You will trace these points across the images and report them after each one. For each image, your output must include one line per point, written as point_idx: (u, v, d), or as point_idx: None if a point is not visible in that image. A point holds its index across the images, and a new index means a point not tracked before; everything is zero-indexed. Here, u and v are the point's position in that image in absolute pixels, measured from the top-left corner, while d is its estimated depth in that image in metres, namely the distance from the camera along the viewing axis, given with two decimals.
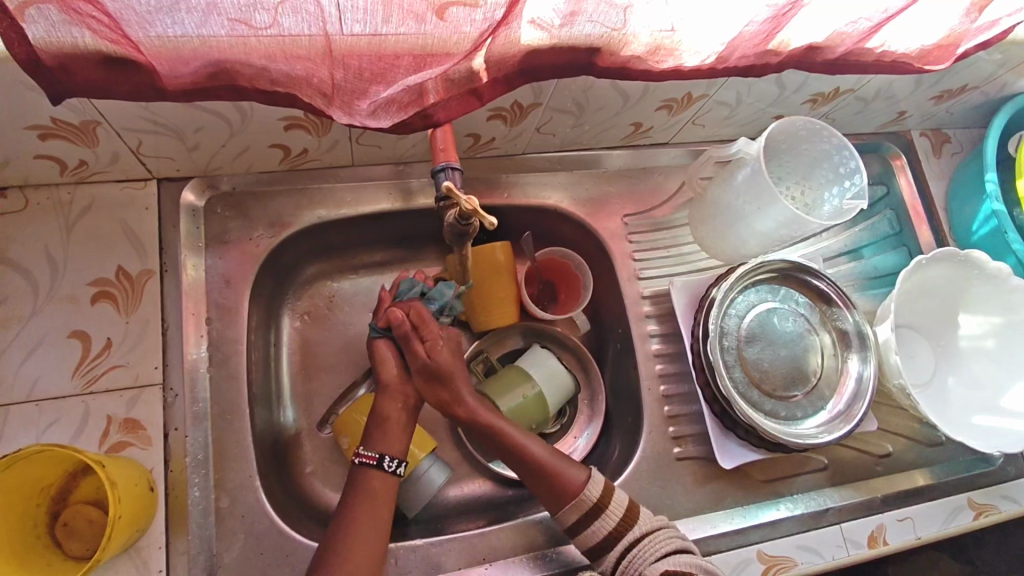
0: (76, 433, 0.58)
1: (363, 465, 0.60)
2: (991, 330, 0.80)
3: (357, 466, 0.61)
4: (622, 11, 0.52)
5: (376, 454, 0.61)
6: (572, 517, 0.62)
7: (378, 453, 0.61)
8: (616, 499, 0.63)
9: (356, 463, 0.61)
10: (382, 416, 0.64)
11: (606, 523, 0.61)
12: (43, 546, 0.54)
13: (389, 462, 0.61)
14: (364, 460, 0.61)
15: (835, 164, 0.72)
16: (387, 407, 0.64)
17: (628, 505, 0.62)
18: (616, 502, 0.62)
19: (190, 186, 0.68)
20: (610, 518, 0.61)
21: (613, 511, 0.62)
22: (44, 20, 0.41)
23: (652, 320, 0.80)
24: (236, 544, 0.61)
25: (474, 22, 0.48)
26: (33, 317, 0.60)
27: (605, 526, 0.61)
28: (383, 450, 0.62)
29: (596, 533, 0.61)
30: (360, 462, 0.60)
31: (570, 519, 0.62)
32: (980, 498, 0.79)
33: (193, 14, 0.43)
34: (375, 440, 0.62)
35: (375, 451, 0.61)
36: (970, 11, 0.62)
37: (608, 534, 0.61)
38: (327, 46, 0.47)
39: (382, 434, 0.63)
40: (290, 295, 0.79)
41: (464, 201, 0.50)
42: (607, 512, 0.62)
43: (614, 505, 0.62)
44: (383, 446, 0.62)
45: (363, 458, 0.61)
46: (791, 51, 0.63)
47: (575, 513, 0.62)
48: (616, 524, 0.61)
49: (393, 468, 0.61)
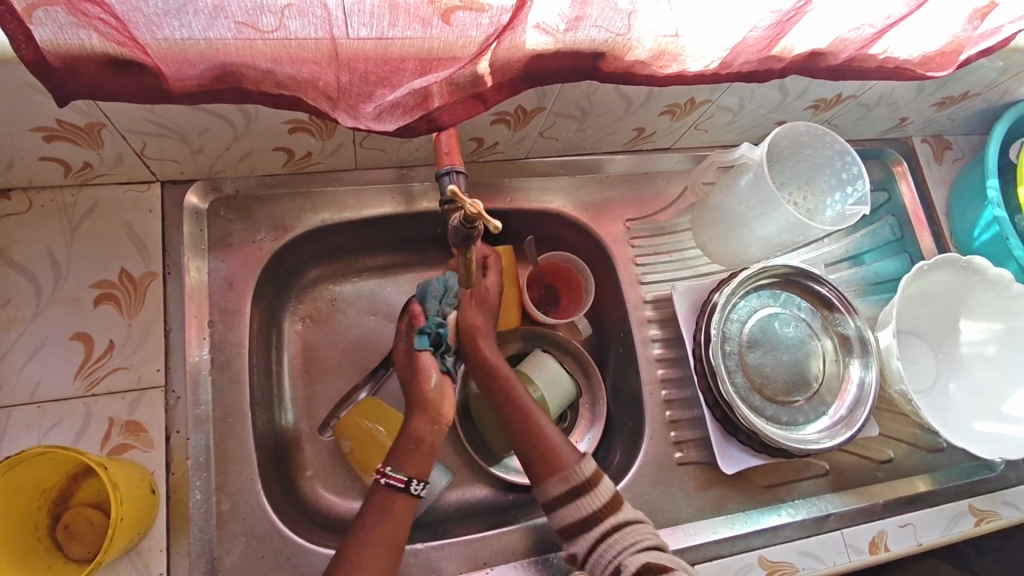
0: (78, 434, 0.58)
1: (390, 486, 0.60)
2: (991, 336, 0.80)
3: (383, 485, 0.60)
4: (627, 15, 0.52)
5: (404, 477, 0.60)
6: (557, 490, 0.63)
7: (406, 475, 0.61)
8: (604, 482, 0.63)
9: (382, 483, 0.60)
10: (415, 434, 0.63)
11: (590, 503, 0.62)
12: (45, 548, 0.53)
13: (416, 484, 0.61)
14: (391, 482, 0.60)
15: (837, 170, 0.73)
16: (422, 427, 0.64)
17: (613, 491, 0.63)
18: (604, 485, 0.63)
19: (193, 188, 0.68)
20: (596, 497, 0.62)
21: (601, 491, 0.62)
22: (52, 22, 0.41)
23: (654, 324, 0.80)
24: (237, 547, 0.61)
25: (480, 26, 0.48)
26: (35, 319, 0.60)
27: (588, 505, 0.62)
28: (413, 473, 0.61)
29: (578, 511, 0.62)
30: (389, 483, 0.60)
31: (554, 491, 0.64)
32: (982, 504, 0.79)
33: (200, 17, 0.43)
34: (401, 461, 0.62)
35: (403, 474, 0.61)
36: (972, 18, 0.63)
37: (589, 512, 0.62)
38: (333, 49, 0.48)
39: (411, 456, 0.62)
40: (292, 298, 0.79)
41: (468, 205, 0.49)
42: (594, 491, 0.62)
43: (601, 488, 0.63)
44: (412, 468, 0.61)
45: (390, 479, 0.60)
46: (795, 57, 0.63)
47: (562, 487, 0.63)
48: (602, 504, 0.62)
49: (418, 492, 0.61)
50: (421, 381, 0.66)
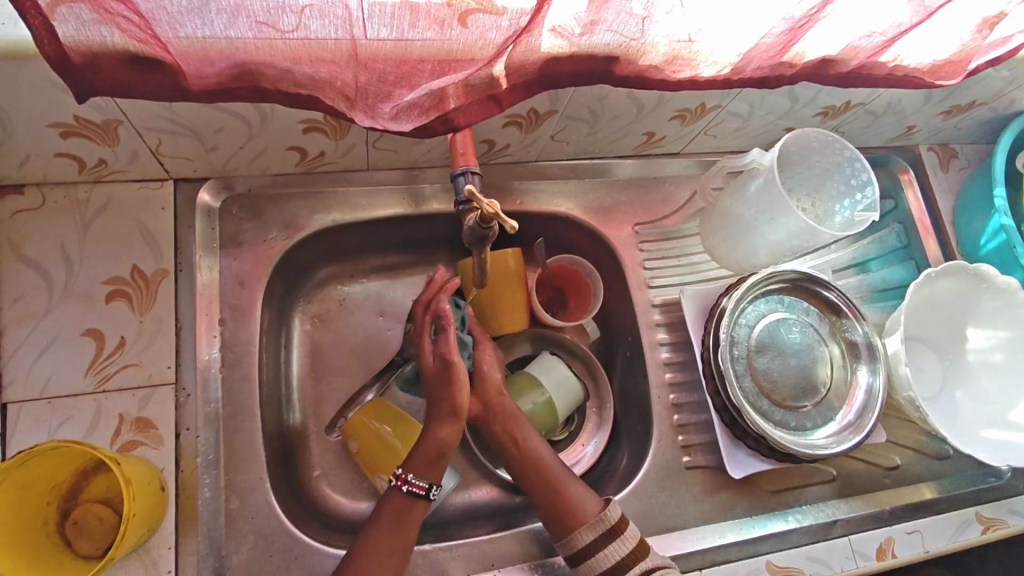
0: (88, 431, 0.58)
1: (410, 493, 0.60)
2: (998, 344, 0.80)
3: (404, 491, 0.60)
4: (642, 20, 0.53)
5: (425, 484, 0.61)
6: (587, 538, 0.61)
7: (427, 482, 0.61)
8: (632, 528, 0.62)
9: (403, 489, 0.61)
10: (441, 441, 0.63)
11: (620, 549, 0.60)
12: (53, 545, 0.53)
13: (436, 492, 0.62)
14: (412, 488, 0.61)
15: (847, 176, 0.73)
16: (447, 432, 0.63)
17: (640, 538, 0.62)
18: (632, 532, 0.62)
19: (206, 186, 0.68)
20: (624, 543, 0.61)
21: (629, 537, 0.61)
22: (75, 19, 0.41)
23: (662, 328, 0.80)
24: (245, 546, 0.61)
25: (499, 29, 0.48)
26: (47, 315, 0.60)
27: (618, 551, 0.60)
28: (433, 480, 0.62)
29: (608, 558, 0.60)
30: (410, 490, 0.60)
31: (583, 540, 0.62)
32: (989, 512, 0.79)
33: (221, 16, 0.43)
34: (418, 464, 0.62)
35: (424, 481, 0.61)
36: (981, 27, 0.64)
37: (620, 560, 0.60)
38: (352, 50, 0.48)
39: (432, 463, 0.62)
40: (301, 298, 0.79)
41: (485, 205, 0.50)
42: (624, 536, 0.61)
43: (629, 533, 0.62)
44: (432, 476, 0.62)
45: (411, 486, 0.61)
46: (806, 64, 0.64)
47: (591, 534, 0.62)
48: (632, 550, 0.60)
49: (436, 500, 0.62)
50: (452, 389, 0.63)
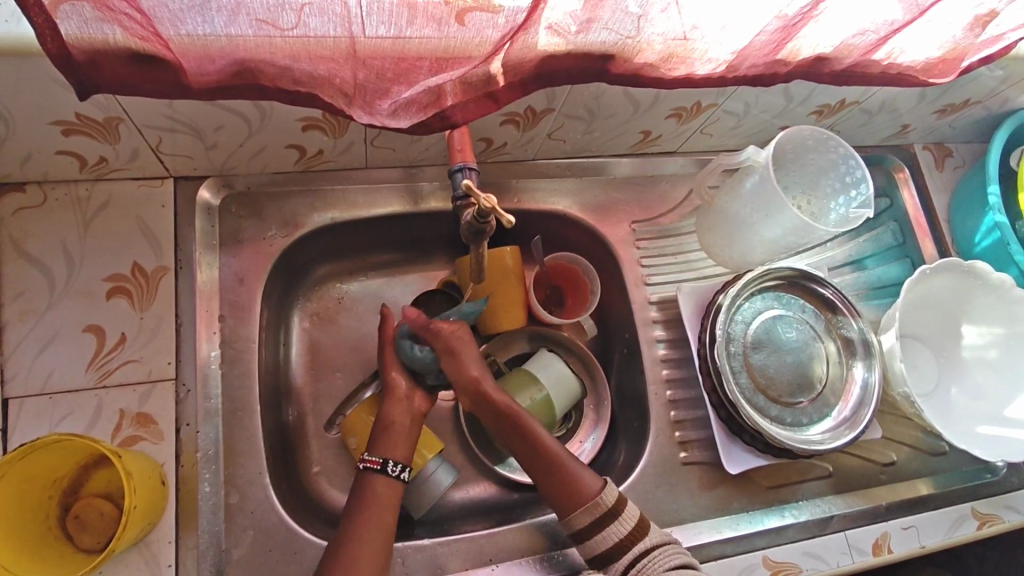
0: (89, 426, 0.58)
1: (369, 470, 0.62)
2: (993, 341, 0.81)
3: (363, 470, 0.62)
4: (637, 18, 0.53)
5: (379, 458, 0.62)
6: (584, 521, 0.62)
7: (382, 457, 0.63)
8: (629, 508, 0.62)
9: (361, 467, 0.62)
10: (389, 419, 0.66)
11: (617, 530, 0.61)
12: (54, 538, 0.54)
13: (393, 467, 0.62)
14: (369, 465, 0.62)
15: (841, 173, 0.74)
16: (394, 411, 0.66)
17: (639, 516, 0.62)
18: (629, 512, 0.62)
19: (206, 184, 0.69)
20: (623, 523, 0.61)
21: (627, 517, 0.61)
22: (78, 16, 0.42)
23: (659, 326, 0.81)
24: (244, 540, 0.61)
25: (496, 27, 0.49)
26: (48, 311, 0.60)
27: (616, 533, 0.61)
28: (389, 455, 0.63)
29: (606, 539, 0.61)
30: (365, 466, 0.62)
31: (582, 522, 0.62)
32: (984, 507, 0.80)
33: (222, 13, 0.44)
34: (386, 444, 0.64)
35: (379, 456, 0.63)
36: (973, 25, 0.64)
37: (618, 540, 0.60)
38: (351, 47, 0.49)
39: (388, 440, 0.64)
40: (301, 296, 0.79)
41: (482, 199, 0.51)
42: (621, 517, 0.61)
43: (627, 514, 0.62)
44: (388, 451, 0.63)
45: (368, 463, 0.62)
46: (800, 61, 0.64)
47: (589, 516, 0.62)
48: (630, 531, 0.61)
49: (397, 473, 0.62)
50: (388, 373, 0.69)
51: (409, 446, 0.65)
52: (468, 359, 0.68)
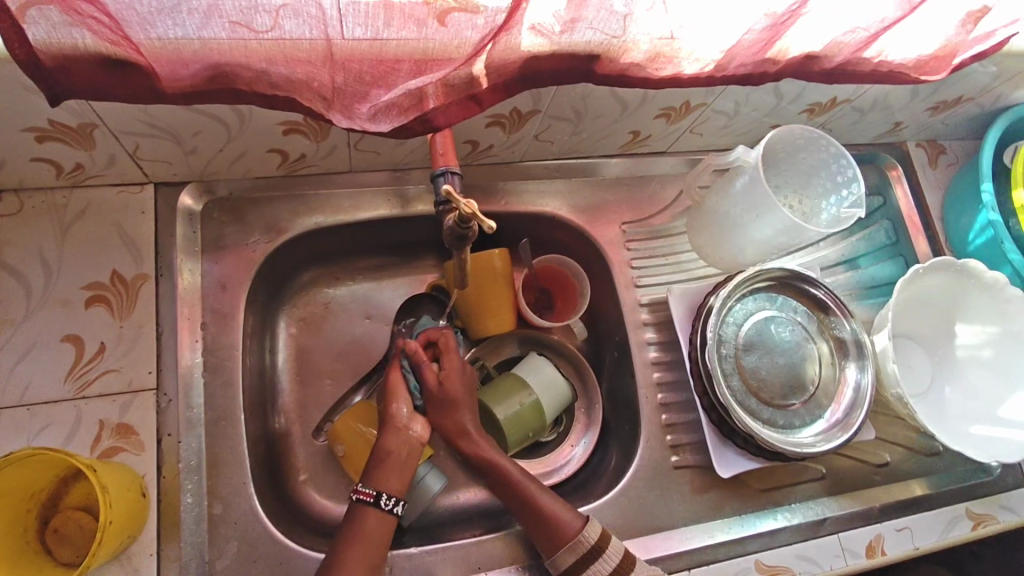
0: (67, 439, 0.57)
1: (359, 503, 0.60)
2: (988, 340, 0.80)
3: (354, 501, 0.60)
4: (622, 18, 0.52)
5: (373, 491, 0.60)
6: (568, 560, 0.61)
7: (375, 490, 0.60)
8: (613, 545, 0.62)
9: (354, 499, 0.60)
10: (385, 450, 0.63)
11: (603, 567, 0.60)
12: (33, 553, 0.53)
13: (386, 500, 0.60)
14: (360, 497, 0.60)
15: (833, 173, 0.73)
16: (390, 440, 0.64)
17: (624, 550, 0.62)
18: (614, 547, 0.62)
19: (187, 190, 0.68)
20: (608, 560, 0.61)
21: (612, 553, 0.61)
22: (45, 21, 0.41)
23: (650, 328, 0.80)
24: (229, 551, 0.60)
25: (475, 28, 0.48)
26: (26, 320, 0.59)
27: (604, 569, 0.60)
28: (382, 487, 0.61)
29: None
30: (358, 499, 0.60)
31: (565, 561, 0.61)
32: (979, 507, 0.79)
33: (194, 16, 0.43)
34: (376, 474, 0.62)
35: (372, 488, 0.60)
36: (966, 22, 0.63)
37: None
38: (328, 50, 0.48)
39: (384, 471, 0.62)
40: (287, 301, 0.78)
41: (463, 205, 0.49)
42: (606, 554, 0.61)
43: (611, 550, 0.61)
44: (382, 483, 0.61)
45: (359, 495, 0.60)
46: (790, 60, 0.63)
47: (572, 557, 0.61)
48: (616, 566, 0.60)
49: (389, 507, 0.60)
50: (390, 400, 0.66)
51: (402, 473, 0.63)
52: (460, 395, 0.67)
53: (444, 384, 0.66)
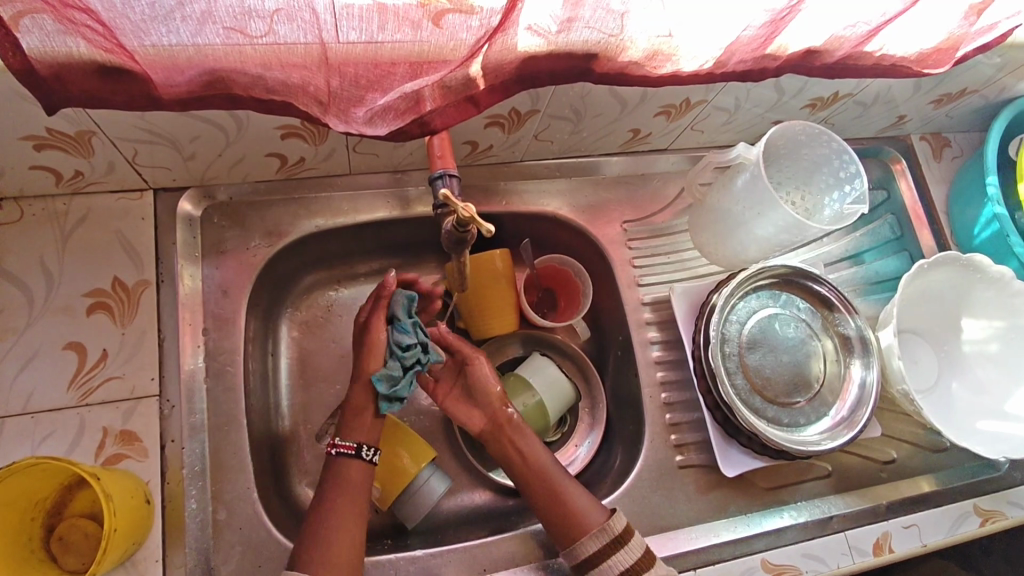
0: (72, 445, 0.57)
1: (342, 455, 0.62)
2: (994, 334, 0.79)
3: (335, 456, 0.62)
4: (619, 16, 0.51)
5: (354, 444, 0.62)
6: (592, 548, 0.60)
7: (355, 442, 0.63)
8: (637, 537, 0.61)
9: (335, 454, 0.62)
10: (356, 404, 0.64)
11: (624, 559, 0.59)
12: (39, 561, 0.53)
13: (367, 451, 0.62)
14: (342, 451, 0.62)
15: (835, 169, 0.72)
16: (360, 396, 0.64)
17: (645, 546, 0.60)
18: (636, 541, 0.60)
19: (187, 195, 0.67)
20: (629, 552, 0.60)
21: (634, 546, 0.60)
22: (39, 30, 0.40)
23: (653, 327, 0.79)
24: (233, 557, 0.60)
25: (471, 29, 0.47)
26: (28, 329, 0.59)
27: (623, 561, 0.59)
28: (362, 440, 0.63)
29: (613, 568, 0.59)
30: (340, 452, 0.62)
31: (588, 550, 0.60)
32: (987, 504, 0.78)
33: (187, 23, 0.42)
34: (352, 430, 0.64)
35: (353, 441, 0.63)
36: (969, 14, 0.62)
37: (623, 570, 0.59)
38: (323, 54, 0.47)
39: (356, 424, 0.64)
40: (289, 304, 0.78)
41: (461, 209, 0.49)
42: (628, 545, 0.60)
43: (634, 542, 0.60)
44: (358, 434, 0.63)
45: (341, 449, 0.62)
46: (790, 56, 0.63)
47: (595, 545, 0.60)
48: (636, 560, 0.59)
49: (370, 457, 0.63)
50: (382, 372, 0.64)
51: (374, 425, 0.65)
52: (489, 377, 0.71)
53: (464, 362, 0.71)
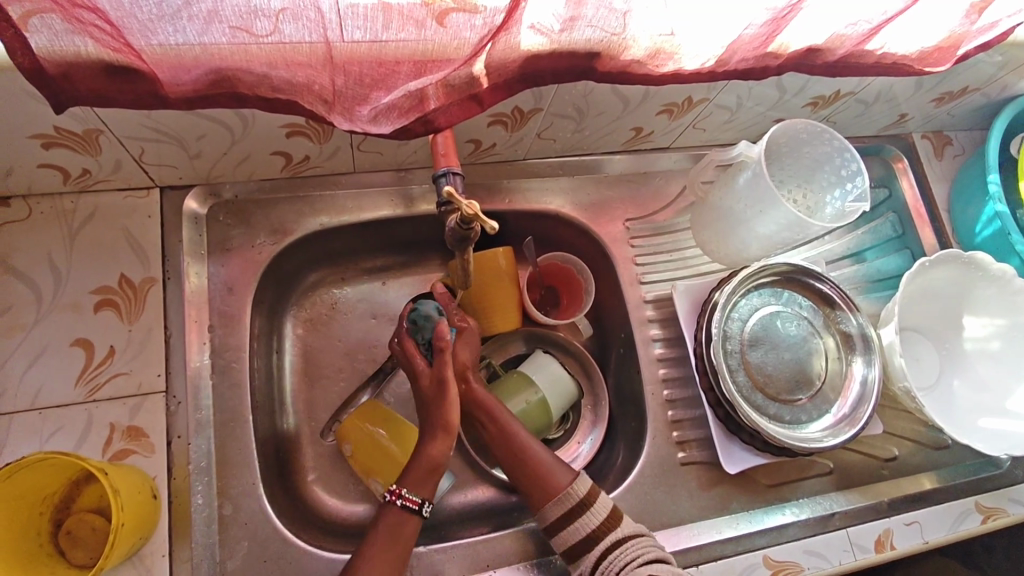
0: (79, 441, 0.58)
1: (404, 508, 0.59)
2: (995, 332, 0.79)
3: (398, 506, 0.59)
4: (621, 15, 0.52)
5: (418, 499, 0.60)
6: (555, 512, 0.61)
7: (421, 498, 0.60)
8: (601, 499, 0.61)
9: (394, 503, 0.59)
10: (431, 458, 0.62)
11: (588, 522, 0.60)
12: (47, 555, 0.54)
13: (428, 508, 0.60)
14: (405, 504, 0.59)
15: (837, 167, 0.72)
16: (437, 450, 0.62)
17: (611, 507, 0.61)
18: (601, 503, 0.61)
19: (192, 194, 0.68)
20: (595, 515, 0.60)
21: (600, 508, 0.61)
22: (48, 29, 0.41)
23: (655, 324, 0.80)
24: (239, 552, 0.61)
25: (474, 28, 0.48)
26: (36, 326, 0.60)
27: (588, 524, 0.60)
28: (425, 495, 0.61)
29: (577, 531, 0.60)
30: (404, 505, 0.59)
31: (552, 515, 0.61)
32: (988, 501, 0.78)
33: (194, 22, 0.43)
34: (414, 482, 0.61)
35: (418, 496, 0.60)
36: (970, 12, 0.62)
37: (589, 532, 0.60)
38: (328, 53, 0.48)
39: (425, 478, 0.61)
40: (294, 302, 0.79)
41: (464, 206, 0.49)
42: (593, 508, 0.61)
43: (599, 504, 0.61)
44: (421, 491, 0.61)
45: (404, 501, 0.59)
46: (791, 54, 0.63)
47: (558, 510, 0.61)
48: (601, 522, 0.60)
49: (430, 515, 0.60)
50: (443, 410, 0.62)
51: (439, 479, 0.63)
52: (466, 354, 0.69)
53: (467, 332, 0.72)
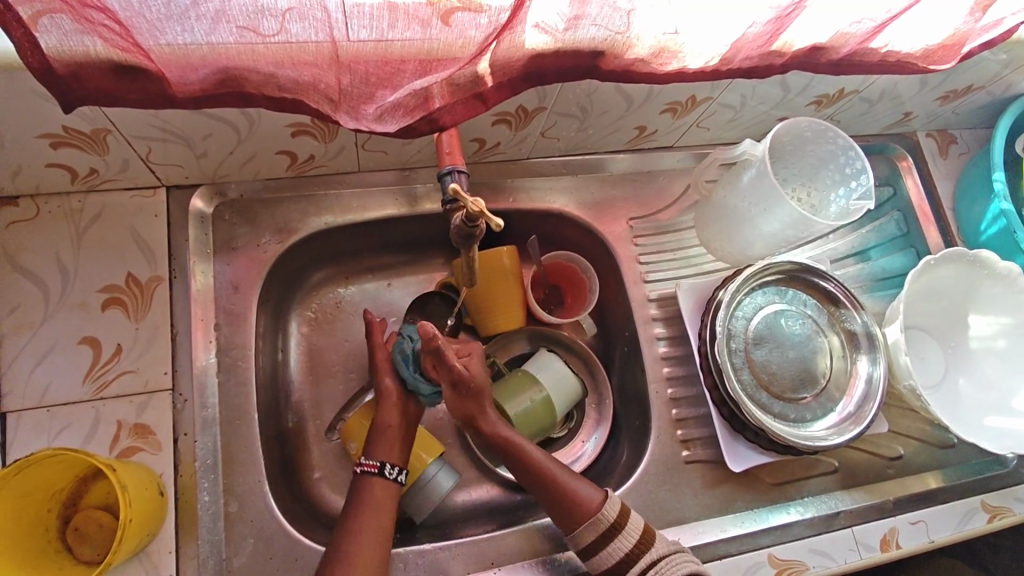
0: (87, 438, 0.58)
1: (365, 473, 0.61)
2: (1000, 331, 0.79)
3: (360, 474, 0.61)
4: (626, 14, 0.52)
5: (377, 462, 0.62)
6: (588, 537, 0.61)
7: (379, 461, 0.62)
8: (633, 520, 0.61)
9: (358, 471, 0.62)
10: (386, 424, 0.65)
11: (621, 545, 0.60)
12: (54, 551, 0.54)
13: (390, 469, 0.62)
14: (365, 469, 0.61)
15: (841, 165, 0.72)
16: (388, 416, 0.65)
17: (644, 527, 0.61)
18: (633, 524, 0.61)
19: (198, 193, 0.69)
20: (627, 538, 0.60)
21: (631, 531, 0.60)
22: (57, 29, 0.41)
23: (659, 323, 0.80)
24: (245, 549, 0.61)
25: (479, 26, 0.48)
26: (44, 324, 0.60)
27: (621, 548, 0.60)
28: (384, 457, 0.62)
29: (611, 556, 0.60)
30: (364, 470, 0.61)
31: (585, 539, 0.61)
32: (994, 500, 0.78)
33: (202, 22, 0.43)
34: (378, 447, 0.63)
35: (376, 460, 0.62)
36: (975, 10, 0.62)
37: (623, 556, 0.59)
38: (334, 52, 0.48)
39: (387, 443, 0.63)
40: (299, 301, 0.79)
41: (470, 203, 0.51)
42: (625, 531, 0.60)
43: (631, 527, 0.61)
44: (384, 453, 0.63)
45: (364, 466, 0.61)
46: (796, 52, 0.63)
47: (592, 535, 0.61)
48: (635, 545, 0.60)
49: (393, 476, 0.62)
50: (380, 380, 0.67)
51: (403, 447, 0.64)
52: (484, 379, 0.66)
53: (469, 368, 0.65)
